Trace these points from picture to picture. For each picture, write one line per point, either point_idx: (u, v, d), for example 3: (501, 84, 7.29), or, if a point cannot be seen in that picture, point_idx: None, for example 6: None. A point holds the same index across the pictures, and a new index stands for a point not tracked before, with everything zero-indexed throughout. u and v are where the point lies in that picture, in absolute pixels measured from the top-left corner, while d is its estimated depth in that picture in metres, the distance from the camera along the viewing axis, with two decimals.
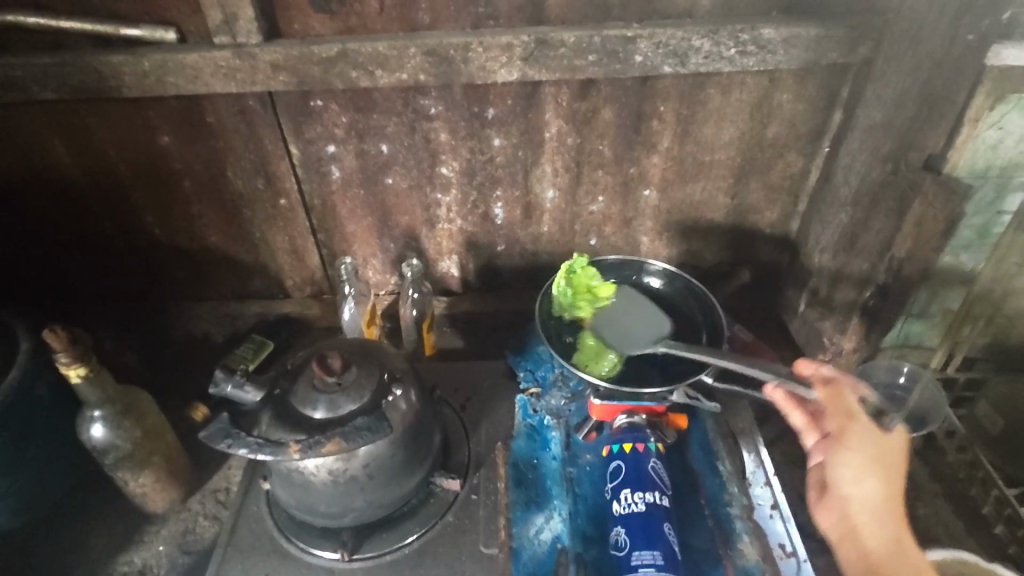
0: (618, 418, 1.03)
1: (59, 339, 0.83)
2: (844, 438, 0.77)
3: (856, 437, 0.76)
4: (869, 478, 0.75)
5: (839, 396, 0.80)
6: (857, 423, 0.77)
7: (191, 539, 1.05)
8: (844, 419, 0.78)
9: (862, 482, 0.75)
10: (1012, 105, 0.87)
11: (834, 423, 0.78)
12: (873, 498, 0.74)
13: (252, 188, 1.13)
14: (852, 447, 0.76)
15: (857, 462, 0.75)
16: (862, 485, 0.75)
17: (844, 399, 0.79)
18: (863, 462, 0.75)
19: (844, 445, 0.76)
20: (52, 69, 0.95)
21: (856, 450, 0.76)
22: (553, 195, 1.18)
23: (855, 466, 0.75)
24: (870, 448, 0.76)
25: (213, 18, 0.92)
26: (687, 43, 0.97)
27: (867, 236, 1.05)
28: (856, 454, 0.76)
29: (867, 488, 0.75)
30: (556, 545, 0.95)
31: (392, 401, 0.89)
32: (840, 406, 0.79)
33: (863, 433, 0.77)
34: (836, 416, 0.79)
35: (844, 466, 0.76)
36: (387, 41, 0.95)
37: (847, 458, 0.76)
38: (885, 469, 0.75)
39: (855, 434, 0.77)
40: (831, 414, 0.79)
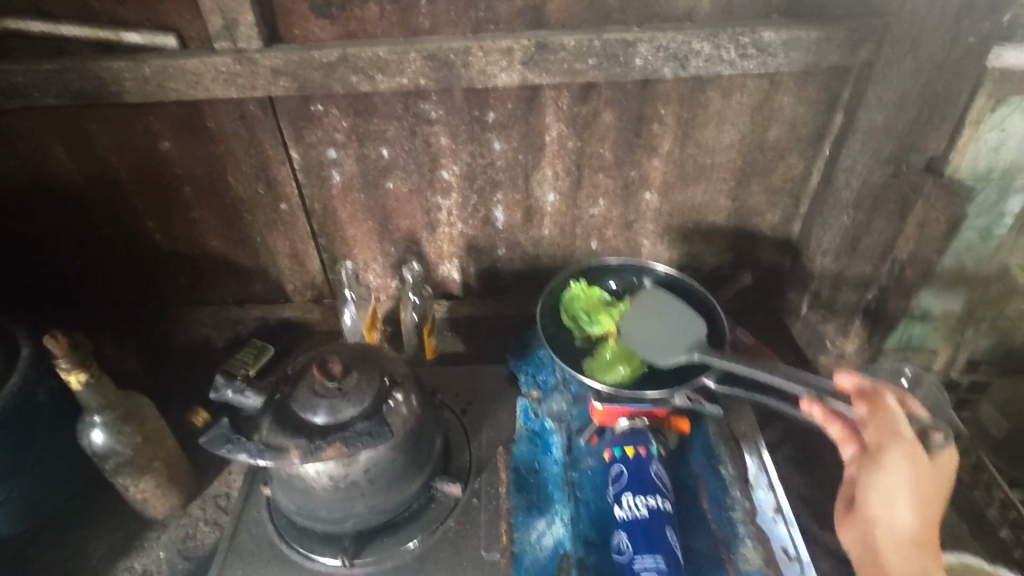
0: (619, 421, 1.02)
1: (60, 345, 0.83)
2: (882, 461, 0.76)
3: (893, 462, 0.75)
4: (899, 503, 0.75)
5: (882, 414, 0.78)
6: (899, 443, 0.75)
7: (192, 545, 1.05)
8: (885, 441, 0.76)
9: (891, 506, 0.75)
10: (1014, 107, 0.85)
11: (873, 443, 0.77)
12: (901, 520, 0.75)
13: (252, 192, 1.13)
14: (887, 470, 0.75)
15: (889, 485, 0.75)
16: (892, 509, 0.75)
17: (887, 420, 0.77)
18: (896, 488, 0.75)
19: (878, 468, 0.76)
20: (54, 75, 0.95)
21: (893, 473, 0.75)
22: (553, 198, 1.18)
23: (885, 488, 0.75)
24: (906, 474, 0.74)
25: (213, 23, 0.92)
26: (687, 46, 0.97)
27: (869, 239, 1.05)
28: (889, 479, 0.75)
29: (896, 512, 0.75)
30: (558, 550, 0.94)
31: (392, 406, 0.88)
32: (883, 426, 0.77)
33: (902, 458, 0.75)
34: (875, 438, 0.77)
35: (875, 488, 0.76)
36: (387, 45, 0.95)
37: (880, 482, 0.76)
38: (920, 496, 0.74)
39: (894, 459, 0.75)
40: (873, 433, 0.77)
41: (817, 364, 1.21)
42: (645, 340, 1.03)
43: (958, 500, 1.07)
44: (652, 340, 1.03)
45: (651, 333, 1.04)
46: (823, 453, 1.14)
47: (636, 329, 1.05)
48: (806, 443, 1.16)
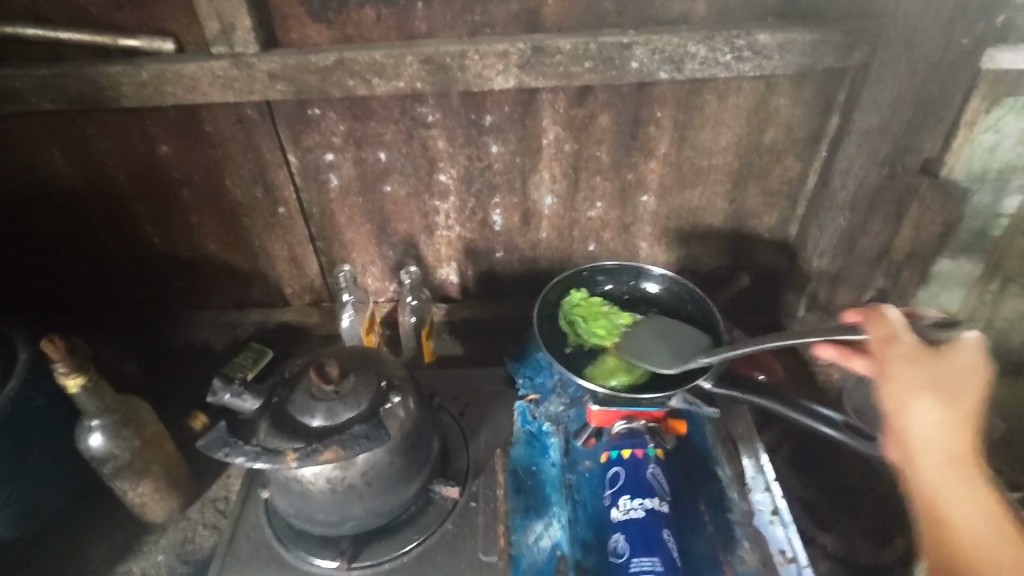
0: (616, 424, 1.02)
1: (57, 349, 0.83)
2: (885, 368, 0.74)
3: (898, 365, 0.73)
4: (916, 405, 0.71)
5: (879, 324, 0.76)
6: (897, 348, 0.74)
7: (191, 548, 1.05)
8: (883, 346, 0.75)
9: (910, 414, 0.71)
10: (1008, 108, 0.88)
11: (876, 354, 0.75)
12: (926, 424, 0.70)
13: (250, 196, 1.14)
14: (893, 376, 0.73)
15: (903, 390, 0.72)
16: (908, 418, 0.71)
17: (883, 326, 0.76)
18: (907, 389, 0.72)
19: (885, 376, 0.74)
20: (52, 80, 0.96)
21: (900, 377, 0.72)
22: (551, 201, 1.18)
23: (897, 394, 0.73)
24: (915, 376, 0.72)
25: (211, 28, 0.92)
26: (683, 49, 0.97)
27: (866, 241, 1.05)
28: (898, 384, 0.72)
29: (919, 420, 0.71)
30: (556, 552, 0.95)
31: (389, 408, 0.88)
32: (881, 334, 0.76)
33: (905, 357, 0.73)
34: (876, 346, 0.76)
35: (889, 397, 0.73)
36: (383, 49, 0.96)
37: (890, 388, 0.73)
38: (936, 401, 0.70)
39: (895, 361, 0.73)
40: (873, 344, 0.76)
41: (815, 366, 1.21)
42: (642, 348, 1.06)
43: None
44: (647, 348, 1.05)
45: (646, 342, 1.06)
46: (821, 455, 1.14)
47: (633, 338, 1.07)
48: (804, 444, 1.16)
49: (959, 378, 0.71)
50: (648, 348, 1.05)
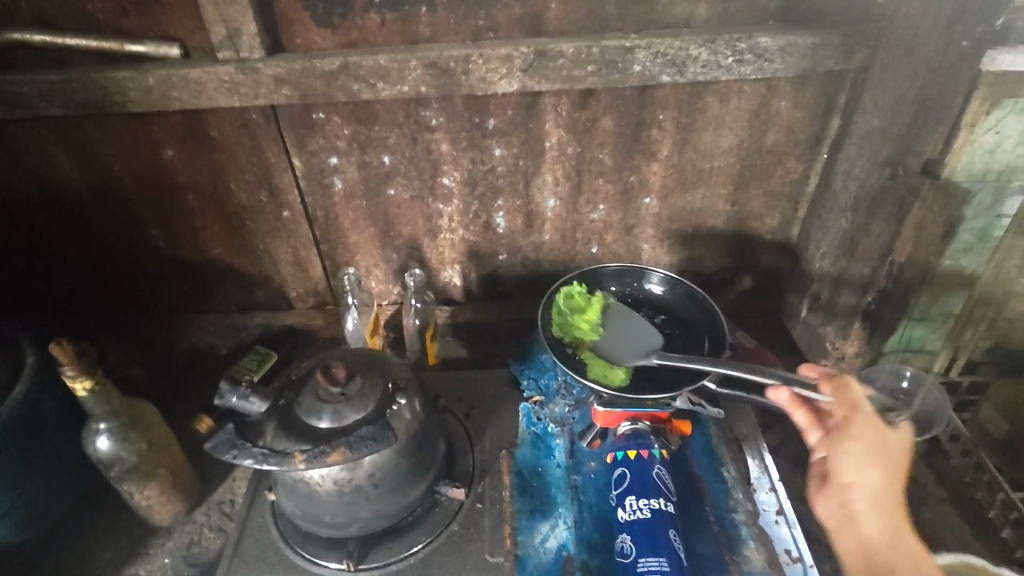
0: (621, 424, 1.03)
1: (66, 352, 0.84)
2: (849, 430, 0.77)
3: (862, 429, 0.77)
4: (870, 468, 0.75)
5: (842, 387, 0.80)
6: (862, 415, 0.78)
7: (197, 551, 1.05)
8: (851, 412, 0.78)
9: (868, 477, 0.75)
10: (1008, 110, 0.87)
11: (842, 416, 0.79)
12: (874, 485, 0.74)
13: (255, 201, 1.14)
14: (858, 438, 0.76)
15: (864, 453, 0.75)
16: (859, 477, 0.75)
17: (847, 391, 0.80)
18: (869, 452, 0.75)
19: (850, 437, 0.77)
20: (58, 86, 0.97)
21: (864, 441, 0.76)
22: (554, 204, 1.19)
23: (857, 454, 0.76)
24: (877, 444, 0.76)
25: (216, 34, 0.93)
26: (684, 52, 0.98)
27: (867, 241, 1.05)
28: (860, 446, 0.76)
29: (871, 479, 0.74)
30: (562, 553, 0.95)
31: (396, 411, 0.89)
32: (845, 395, 0.80)
33: (870, 424, 0.77)
34: (843, 408, 0.79)
35: (849, 456, 0.76)
36: (388, 54, 0.97)
37: (851, 448, 0.76)
38: (886, 468, 0.75)
39: (861, 426, 0.77)
40: (839, 407, 0.79)
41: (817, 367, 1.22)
42: (614, 341, 1.08)
43: (961, 501, 1.08)
44: (619, 343, 1.07)
45: (619, 335, 1.08)
46: None
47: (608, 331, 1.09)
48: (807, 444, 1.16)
49: (903, 449, 0.77)
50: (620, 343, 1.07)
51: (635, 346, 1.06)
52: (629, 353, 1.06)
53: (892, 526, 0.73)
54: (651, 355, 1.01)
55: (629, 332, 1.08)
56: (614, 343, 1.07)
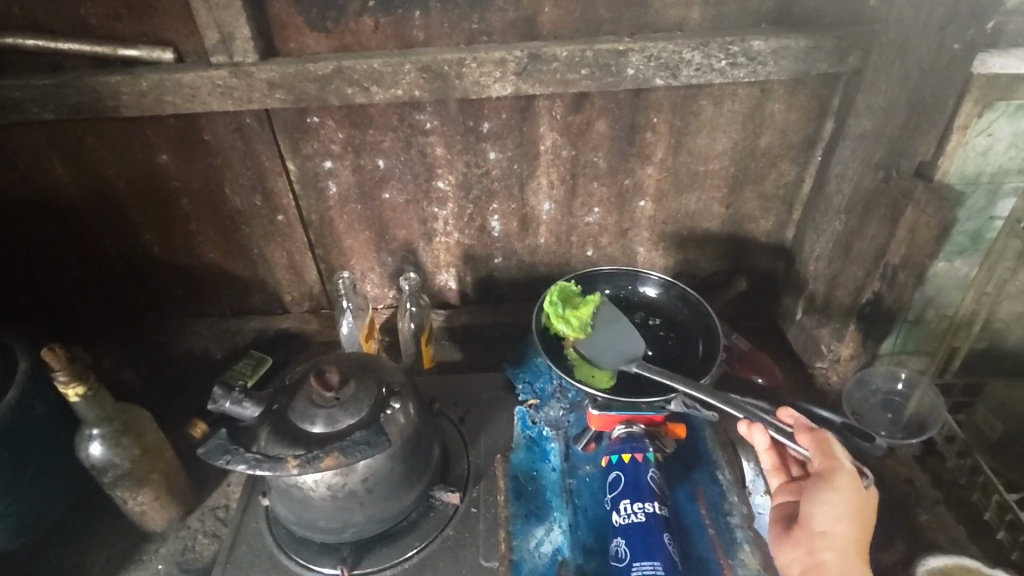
0: (616, 428, 1.03)
1: (58, 358, 0.83)
2: (830, 482, 0.80)
3: (842, 483, 0.79)
4: (843, 519, 0.78)
5: (821, 439, 0.84)
6: (844, 469, 0.80)
7: (190, 557, 1.04)
8: (833, 465, 0.81)
9: (840, 529, 0.78)
10: (1000, 112, 0.89)
11: (822, 466, 0.81)
12: (845, 538, 0.78)
13: (250, 205, 1.14)
14: (837, 490, 0.79)
15: (839, 505, 0.79)
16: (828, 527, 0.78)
17: (826, 443, 0.83)
18: (845, 504, 0.78)
19: (829, 488, 0.80)
20: (51, 91, 0.96)
21: (842, 493, 0.79)
22: (549, 208, 1.19)
23: (834, 506, 0.79)
24: (854, 496, 0.79)
25: (210, 38, 0.93)
26: (678, 56, 0.98)
27: (862, 244, 1.05)
28: (838, 499, 0.79)
29: (841, 531, 0.78)
30: (557, 557, 0.95)
31: (390, 415, 0.88)
32: (824, 447, 0.83)
33: (850, 477, 0.80)
34: (825, 460, 0.82)
35: (824, 506, 0.79)
36: (381, 58, 0.96)
37: (827, 499, 0.79)
38: (857, 521, 0.78)
39: (841, 480, 0.80)
40: (820, 458, 0.82)
41: (813, 369, 1.22)
42: (602, 340, 1.07)
43: (956, 503, 1.08)
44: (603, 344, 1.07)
45: (607, 335, 1.08)
46: None
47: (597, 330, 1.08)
48: None
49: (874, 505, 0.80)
50: (608, 344, 1.07)
51: (623, 347, 1.05)
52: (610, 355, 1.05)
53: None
54: (632, 364, 1.02)
55: (619, 330, 1.08)
56: (602, 343, 1.07)
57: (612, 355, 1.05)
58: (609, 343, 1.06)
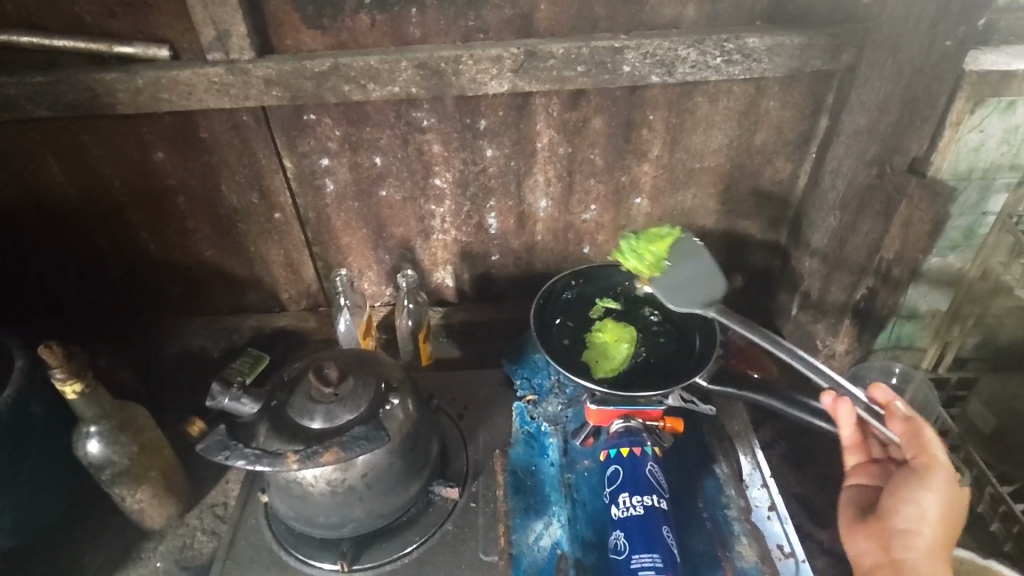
0: (614, 423, 1.02)
1: (55, 355, 0.83)
2: (925, 480, 0.76)
3: (938, 481, 0.75)
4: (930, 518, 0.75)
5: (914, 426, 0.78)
6: (942, 466, 0.76)
7: (189, 554, 1.04)
8: (930, 462, 0.76)
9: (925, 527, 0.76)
10: (991, 108, 0.89)
11: (918, 460, 0.77)
12: (929, 538, 0.75)
13: (246, 203, 1.14)
14: (932, 490, 0.75)
15: (931, 505, 0.75)
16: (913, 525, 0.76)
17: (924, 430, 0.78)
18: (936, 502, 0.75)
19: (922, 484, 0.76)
20: (46, 88, 0.96)
21: (934, 493, 0.75)
22: (546, 205, 1.19)
23: (924, 508, 0.76)
24: (949, 496, 0.75)
25: (206, 35, 0.93)
26: (673, 53, 0.99)
27: (856, 239, 1.06)
28: (932, 499, 0.75)
29: (929, 531, 0.75)
30: (556, 551, 0.95)
31: (389, 410, 0.89)
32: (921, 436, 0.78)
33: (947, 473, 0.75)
34: (918, 454, 0.77)
35: (914, 505, 0.76)
36: (379, 55, 0.97)
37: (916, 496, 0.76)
38: (949, 519, 0.75)
39: (936, 478, 0.75)
40: (913, 451, 0.77)
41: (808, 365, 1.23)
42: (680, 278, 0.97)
43: None
44: (679, 284, 0.96)
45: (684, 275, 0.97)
46: (814, 452, 1.16)
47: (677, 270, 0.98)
48: (799, 441, 1.18)
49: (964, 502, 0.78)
50: (683, 282, 0.96)
51: (703, 287, 0.95)
52: (686, 296, 0.94)
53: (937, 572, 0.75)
54: (710, 307, 0.90)
55: (701, 273, 0.97)
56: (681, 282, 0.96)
57: (686, 298, 0.94)
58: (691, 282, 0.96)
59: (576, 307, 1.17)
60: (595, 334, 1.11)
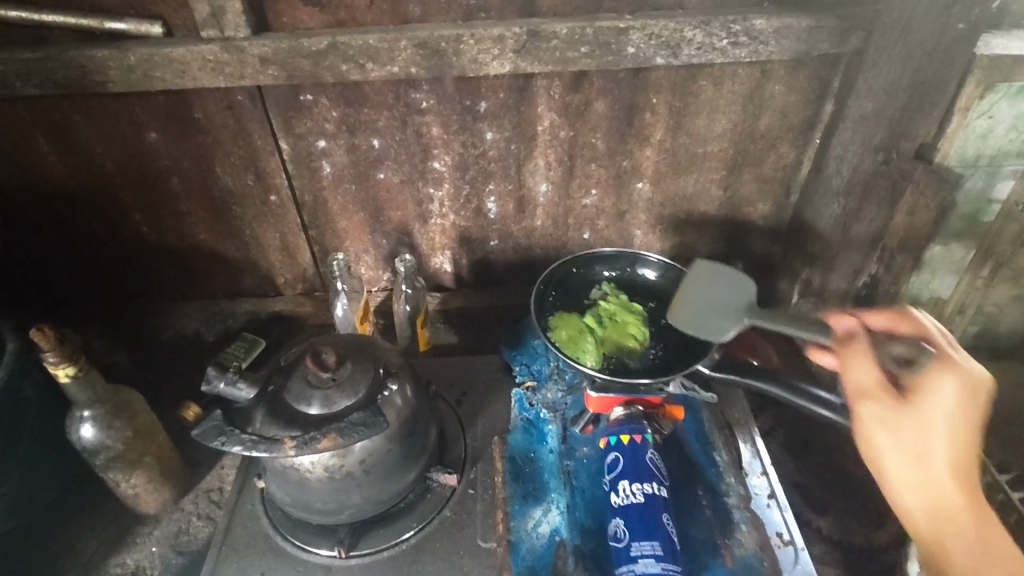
0: (614, 410, 1.01)
1: (47, 338, 0.82)
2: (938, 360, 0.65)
3: (948, 360, 0.65)
4: (925, 465, 0.64)
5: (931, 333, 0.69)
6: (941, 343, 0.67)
7: (185, 540, 1.04)
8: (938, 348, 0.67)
9: (927, 488, 0.64)
10: (1002, 94, 0.87)
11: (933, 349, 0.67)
12: (949, 409, 0.63)
13: (242, 184, 1.12)
14: (954, 366, 0.64)
15: (952, 382, 0.64)
16: (904, 481, 0.66)
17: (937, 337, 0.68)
18: (948, 418, 0.63)
19: (906, 406, 0.65)
20: (35, 64, 0.94)
21: (955, 370, 0.64)
22: (546, 189, 1.17)
23: (943, 387, 0.64)
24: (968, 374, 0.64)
25: (200, 11, 0.90)
26: (678, 34, 0.97)
27: (859, 227, 1.04)
28: (954, 369, 0.64)
29: (951, 412, 0.63)
30: (555, 538, 0.95)
31: (388, 396, 0.88)
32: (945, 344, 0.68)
33: (940, 377, 0.64)
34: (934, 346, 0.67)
35: (941, 383, 0.64)
36: (377, 33, 0.94)
37: (903, 423, 0.65)
38: (974, 399, 0.63)
39: (945, 353, 0.66)
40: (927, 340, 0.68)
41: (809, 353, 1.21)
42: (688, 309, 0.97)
43: None
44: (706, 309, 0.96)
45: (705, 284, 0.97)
46: (812, 441, 1.16)
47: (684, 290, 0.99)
48: (798, 430, 1.18)
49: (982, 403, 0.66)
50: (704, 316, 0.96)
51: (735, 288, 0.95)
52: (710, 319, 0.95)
53: (940, 546, 0.64)
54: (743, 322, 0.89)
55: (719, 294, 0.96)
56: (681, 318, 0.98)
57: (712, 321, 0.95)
58: (711, 269, 0.97)
59: (574, 296, 1.17)
60: (557, 331, 1.08)
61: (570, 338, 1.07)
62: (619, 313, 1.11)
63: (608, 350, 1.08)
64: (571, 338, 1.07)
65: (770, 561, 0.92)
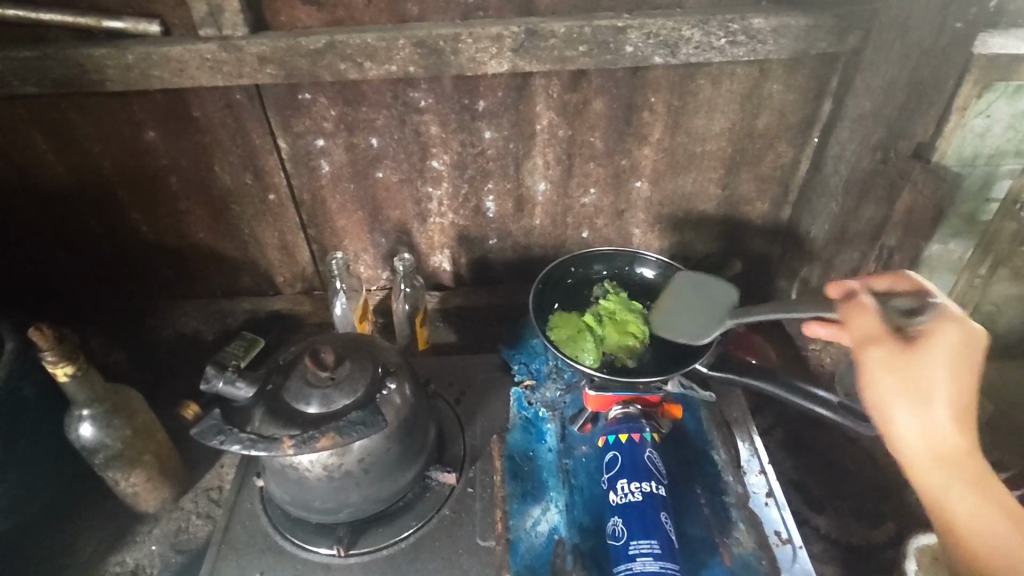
0: (613, 408, 1.01)
1: (45, 337, 0.82)
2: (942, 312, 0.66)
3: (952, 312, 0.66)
4: (930, 412, 0.63)
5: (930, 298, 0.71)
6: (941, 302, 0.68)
7: (184, 538, 1.04)
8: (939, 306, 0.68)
9: (929, 432, 0.63)
10: (999, 93, 0.88)
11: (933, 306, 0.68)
12: (952, 353, 0.63)
13: (240, 183, 1.12)
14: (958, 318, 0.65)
15: (955, 329, 0.64)
16: (906, 427, 0.64)
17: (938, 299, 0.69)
18: (950, 362, 0.63)
19: (911, 350, 0.65)
20: (33, 63, 0.93)
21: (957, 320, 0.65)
22: (544, 188, 1.17)
23: (947, 333, 0.64)
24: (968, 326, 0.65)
25: (198, 10, 0.90)
26: (677, 33, 0.97)
27: (856, 225, 1.05)
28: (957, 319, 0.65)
29: (954, 356, 0.63)
30: (554, 536, 0.95)
31: (386, 394, 0.88)
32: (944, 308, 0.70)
33: (944, 324, 0.65)
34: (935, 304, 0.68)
35: (946, 330, 0.64)
36: (375, 32, 0.94)
37: (907, 365, 0.65)
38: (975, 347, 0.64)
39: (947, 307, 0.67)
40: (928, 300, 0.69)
41: (807, 352, 1.21)
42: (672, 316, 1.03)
43: None
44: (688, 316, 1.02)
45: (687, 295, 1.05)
46: (810, 440, 1.16)
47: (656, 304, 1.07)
48: (795, 428, 1.18)
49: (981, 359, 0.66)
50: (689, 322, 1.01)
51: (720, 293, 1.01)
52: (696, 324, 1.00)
53: (942, 494, 0.61)
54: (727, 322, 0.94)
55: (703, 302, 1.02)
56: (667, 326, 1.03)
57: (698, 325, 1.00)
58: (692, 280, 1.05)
59: (572, 295, 1.17)
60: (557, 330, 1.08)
61: (570, 337, 1.07)
62: (620, 312, 1.11)
63: (608, 349, 1.08)
64: (570, 338, 1.07)
65: (768, 560, 0.92)
